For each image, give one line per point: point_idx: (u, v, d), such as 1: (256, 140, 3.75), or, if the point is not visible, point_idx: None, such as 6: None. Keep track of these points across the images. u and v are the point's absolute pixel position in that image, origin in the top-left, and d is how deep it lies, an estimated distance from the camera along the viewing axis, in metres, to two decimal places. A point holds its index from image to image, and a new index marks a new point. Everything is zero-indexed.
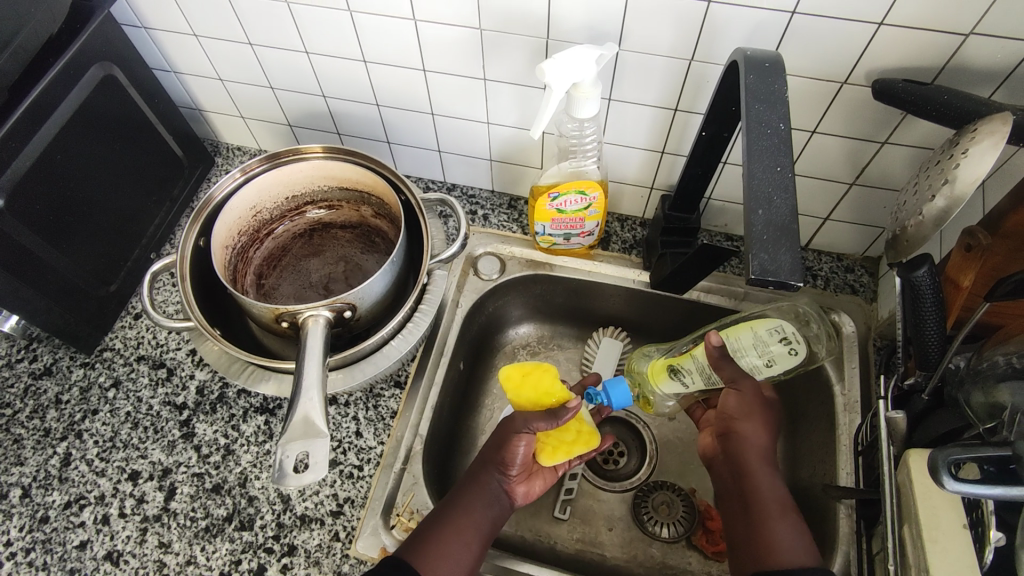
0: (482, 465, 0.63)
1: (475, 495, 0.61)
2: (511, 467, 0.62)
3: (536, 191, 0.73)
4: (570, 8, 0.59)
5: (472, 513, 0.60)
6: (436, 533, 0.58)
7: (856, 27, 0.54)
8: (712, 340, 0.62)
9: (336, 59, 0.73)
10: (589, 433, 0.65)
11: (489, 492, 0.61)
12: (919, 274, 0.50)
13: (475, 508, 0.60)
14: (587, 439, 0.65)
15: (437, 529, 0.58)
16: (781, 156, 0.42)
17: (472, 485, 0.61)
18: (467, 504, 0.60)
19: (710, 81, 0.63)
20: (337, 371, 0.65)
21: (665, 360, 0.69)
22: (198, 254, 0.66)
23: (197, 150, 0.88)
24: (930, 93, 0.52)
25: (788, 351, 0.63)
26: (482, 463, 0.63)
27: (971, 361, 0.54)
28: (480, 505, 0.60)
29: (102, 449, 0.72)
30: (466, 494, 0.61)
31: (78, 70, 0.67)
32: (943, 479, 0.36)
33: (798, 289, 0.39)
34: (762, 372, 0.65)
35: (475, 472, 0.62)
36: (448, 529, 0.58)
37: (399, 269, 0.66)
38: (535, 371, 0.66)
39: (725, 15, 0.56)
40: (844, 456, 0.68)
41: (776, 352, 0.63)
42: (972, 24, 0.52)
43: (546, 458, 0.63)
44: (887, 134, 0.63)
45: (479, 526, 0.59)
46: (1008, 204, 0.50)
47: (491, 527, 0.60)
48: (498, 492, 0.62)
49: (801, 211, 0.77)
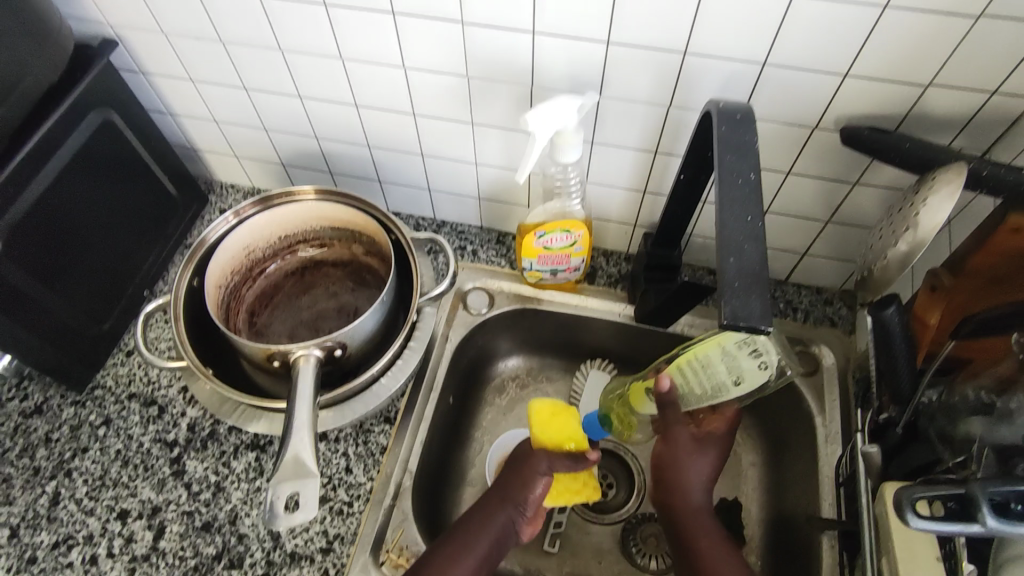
0: (496, 499, 0.64)
1: (484, 527, 0.62)
2: (526, 508, 0.64)
3: (523, 229, 0.75)
4: (553, 59, 0.62)
5: (475, 548, 0.60)
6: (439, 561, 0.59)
7: (823, 78, 0.57)
8: (661, 385, 0.66)
9: (329, 104, 0.76)
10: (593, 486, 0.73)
11: (496, 527, 0.63)
12: (888, 312, 0.53)
13: (478, 541, 0.61)
14: (590, 493, 0.73)
15: (438, 555, 0.59)
16: (751, 206, 0.46)
17: (482, 518, 0.63)
18: (473, 536, 0.61)
19: (688, 126, 0.66)
20: (328, 409, 0.66)
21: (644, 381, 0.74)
22: (192, 294, 0.67)
23: (191, 189, 0.90)
24: (894, 140, 0.54)
25: (758, 365, 0.62)
26: (498, 498, 0.64)
27: (942, 395, 0.56)
28: (484, 539, 0.61)
29: (91, 488, 0.72)
30: (474, 524, 0.62)
31: (77, 116, 0.69)
32: (906, 516, 0.37)
33: (769, 334, 0.41)
34: (732, 390, 0.64)
35: (488, 505, 0.64)
36: (448, 558, 0.59)
37: (389, 307, 0.68)
38: (562, 414, 0.72)
39: (699, 66, 0.59)
40: (826, 488, 0.70)
41: (746, 369, 0.62)
42: (931, 77, 0.55)
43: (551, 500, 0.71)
44: (858, 176, 0.66)
45: (479, 559, 0.60)
46: (970, 246, 0.53)
47: (490, 563, 0.61)
48: (507, 527, 0.63)
49: (779, 247, 0.79)
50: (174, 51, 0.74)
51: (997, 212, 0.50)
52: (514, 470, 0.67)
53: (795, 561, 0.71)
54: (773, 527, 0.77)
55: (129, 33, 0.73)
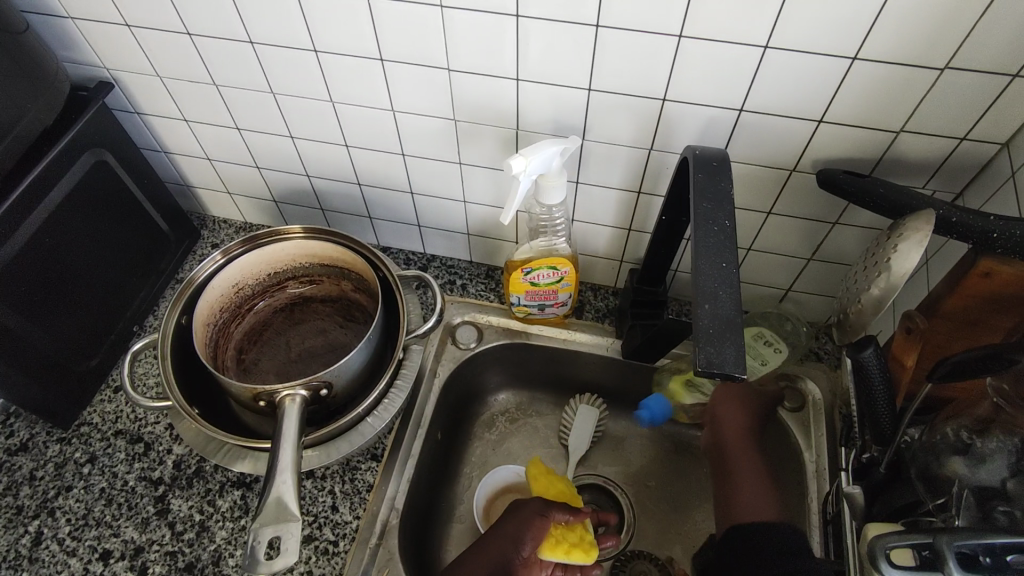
0: (497, 540, 0.66)
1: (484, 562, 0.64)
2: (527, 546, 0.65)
3: (510, 265, 0.76)
4: (537, 104, 0.64)
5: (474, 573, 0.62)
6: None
7: (798, 124, 0.59)
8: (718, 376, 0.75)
9: (319, 144, 0.77)
10: (590, 543, 0.69)
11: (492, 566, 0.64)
12: (865, 354, 0.53)
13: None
14: (586, 549, 0.68)
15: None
16: (726, 252, 0.47)
17: (481, 556, 0.65)
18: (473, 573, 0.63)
19: (670, 168, 0.67)
20: (313, 448, 0.66)
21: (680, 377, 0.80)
22: (180, 332, 0.67)
23: (183, 225, 0.91)
24: (867, 185, 0.55)
25: (773, 348, 0.74)
26: (497, 538, 0.66)
27: (923, 435, 0.56)
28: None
29: (74, 528, 0.71)
30: (475, 557, 0.65)
31: (71, 156, 0.71)
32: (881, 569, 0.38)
33: (743, 380, 0.42)
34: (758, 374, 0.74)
35: (489, 540, 0.66)
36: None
37: (376, 345, 0.68)
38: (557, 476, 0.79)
39: (678, 112, 0.61)
40: (814, 526, 0.70)
41: (765, 353, 0.74)
42: (901, 123, 0.57)
43: (546, 552, 0.66)
44: (837, 216, 0.67)
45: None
46: (944, 288, 0.54)
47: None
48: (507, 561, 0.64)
49: (764, 283, 0.80)
50: (168, 93, 0.75)
51: (968, 256, 0.52)
52: (514, 512, 0.68)
53: None
54: None
55: (125, 76, 0.75)
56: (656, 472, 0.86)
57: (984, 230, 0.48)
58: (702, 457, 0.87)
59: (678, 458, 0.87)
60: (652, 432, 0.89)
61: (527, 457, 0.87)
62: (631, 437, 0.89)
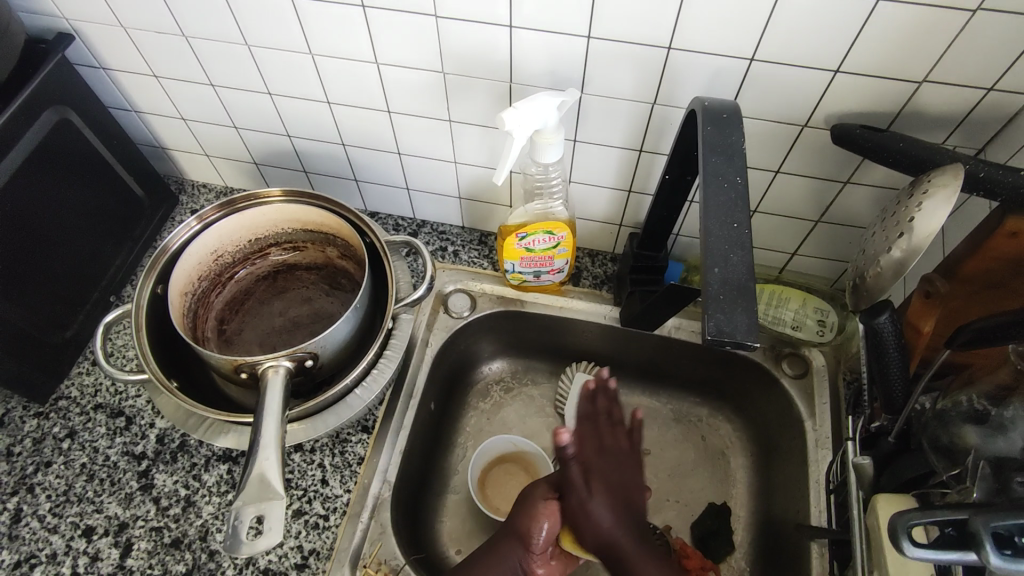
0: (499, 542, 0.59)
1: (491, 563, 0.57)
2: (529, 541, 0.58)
3: (504, 231, 0.73)
4: (532, 55, 0.59)
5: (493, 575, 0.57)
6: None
7: (813, 74, 0.55)
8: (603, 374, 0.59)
9: (299, 100, 0.72)
10: None
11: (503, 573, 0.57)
12: (881, 320, 0.50)
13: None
14: None
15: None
16: (737, 213, 0.44)
17: (492, 552, 0.58)
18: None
19: (673, 123, 0.63)
20: (298, 422, 0.63)
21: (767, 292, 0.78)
22: (156, 301, 0.64)
23: (158, 189, 0.86)
24: (886, 140, 0.52)
25: (817, 329, 0.76)
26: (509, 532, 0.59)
27: (936, 403, 0.54)
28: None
29: (55, 505, 0.69)
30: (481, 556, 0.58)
31: (31, 114, 0.66)
32: (903, 546, 0.35)
33: (756, 349, 0.40)
34: (796, 330, 0.76)
35: (501, 539, 0.59)
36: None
37: (364, 314, 0.65)
38: None
39: (684, 62, 0.57)
40: (817, 495, 0.68)
41: (807, 324, 0.77)
42: (925, 72, 0.53)
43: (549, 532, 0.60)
44: (849, 174, 0.63)
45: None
46: (964, 249, 0.52)
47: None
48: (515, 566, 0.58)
49: (770, 246, 0.77)
50: (134, 44, 0.70)
51: (994, 215, 0.49)
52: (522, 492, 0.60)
53: (784, 569, 0.69)
54: (762, 532, 0.75)
55: (87, 28, 0.69)
56: (655, 441, 0.84)
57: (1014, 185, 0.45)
58: (700, 425, 0.85)
59: (678, 427, 0.85)
60: (651, 401, 0.87)
61: (523, 427, 0.85)
62: (629, 405, 0.87)
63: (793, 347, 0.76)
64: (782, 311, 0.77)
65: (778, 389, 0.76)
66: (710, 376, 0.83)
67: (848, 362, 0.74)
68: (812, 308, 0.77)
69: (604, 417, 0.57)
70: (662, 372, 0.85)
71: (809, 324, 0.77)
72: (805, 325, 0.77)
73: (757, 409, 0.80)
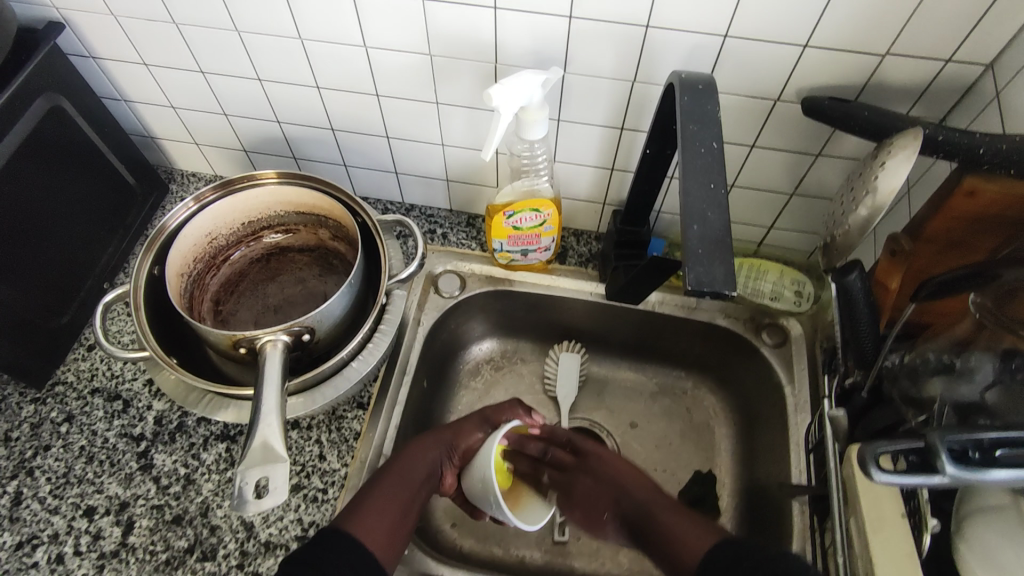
0: (431, 441, 0.62)
1: (413, 462, 0.60)
2: (456, 456, 0.62)
3: (491, 209, 0.74)
4: (516, 34, 0.61)
5: (403, 480, 0.58)
6: (369, 503, 0.55)
7: (784, 50, 0.58)
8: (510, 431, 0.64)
9: (288, 85, 0.74)
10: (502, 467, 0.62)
11: (428, 465, 0.61)
12: (851, 278, 0.54)
13: (404, 485, 0.58)
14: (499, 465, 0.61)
15: (365, 505, 0.54)
16: (714, 175, 0.47)
17: (414, 456, 0.60)
18: (399, 483, 0.58)
19: (653, 101, 0.66)
20: (297, 396, 0.65)
21: (749, 265, 0.81)
22: (153, 282, 0.65)
23: (149, 177, 0.87)
24: (853, 109, 0.55)
25: (795, 300, 0.80)
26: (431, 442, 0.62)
27: (905, 358, 0.57)
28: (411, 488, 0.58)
29: (55, 487, 0.70)
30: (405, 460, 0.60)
31: (23, 102, 0.67)
32: (872, 472, 0.38)
33: (734, 299, 0.43)
34: (775, 302, 0.79)
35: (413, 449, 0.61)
36: (387, 501, 0.55)
37: (358, 291, 0.67)
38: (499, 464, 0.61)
39: (662, 40, 0.59)
40: (796, 455, 0.71)
41: (785, 294, 0.80)
42: (887, 46, 0.56)
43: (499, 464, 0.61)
44: (820, 146, 0.66)
45: (398, 508, 0.56)
46: (927, 213, 0.55)
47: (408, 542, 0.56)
48: (434, 469, 0.61)
49: (747, 221, 0.80)
50: (124, 32, 0.71)
51: (952, 176, 0.53)
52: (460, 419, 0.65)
53: (769, 527, 0.72)
54: (746, 496, 0.78)
55: (76, 16, 0.70)
56: (641, 414, 0.86)
57: (970, 146, 0.48)
58: (684, 398, 0.87)
59: (663, 400, 0.88)
60: (636, 375, 0.89)
61: None
62: (616, 380, 0.89)
63: (772, 319, 0.79)
64: (760, 283, 0.80)
65: (758, 357, 0.79)
66: (693, 349, 0.85)
67: (824, 331, 0.78)
68: (789, 280, 0.81)
69: (546, 464, 0.64)
70: (647, 347, 0.88)
71: (786, 293, 0.80)
72: (783, 296, 0.80)
73: (739, 379, 0.83)
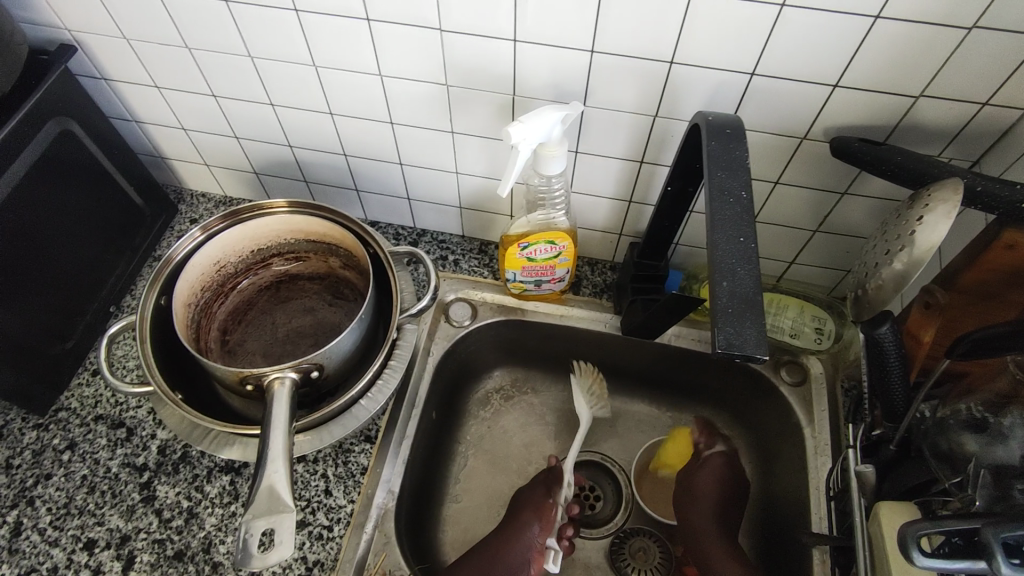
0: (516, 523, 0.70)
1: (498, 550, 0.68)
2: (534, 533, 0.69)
3: (505, 240, 0.73)
4: (536, 68, 0.60)
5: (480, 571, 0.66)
6: None
7: (813, 89, 0.56)
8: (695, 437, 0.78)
9: (301, 111, 0.73)
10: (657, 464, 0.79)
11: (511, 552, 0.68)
12: (882, 331, 0.51)
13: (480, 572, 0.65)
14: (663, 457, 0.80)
15: None
16: (743, 226, 0.46)
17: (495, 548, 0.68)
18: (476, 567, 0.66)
19: (674, 136, 0.64)
20: (304, 433, 0.64)
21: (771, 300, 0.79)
22: (160, 313, 0.64)
23: (158, 198, 0.86)
24: (885, 154, 0.53)
25: (816, 338, 0.77)
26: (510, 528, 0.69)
27: (936, 412, 0.55)
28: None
29: (55, 518, 0.68)
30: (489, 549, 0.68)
31: (33, 127, 0.66)
32: (914, 557, 0.36)
33: (765, 361, 0.41)
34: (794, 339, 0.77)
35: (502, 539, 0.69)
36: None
37: (369, 324, 0.65)
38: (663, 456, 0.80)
39: (687, 76, 0.57)
40: (817, 502, 0.69)
41: (805, 332, 0.78)
42: (921, 88, 0.54)
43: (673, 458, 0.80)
44: (846, 185, 0.64)
45: None
46: (962, 262, 0.54)
47: (527, 567, 0.67)
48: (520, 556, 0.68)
49: (768, 256, 0.78)
50: (136, 55, 0.70)
51: (992, 227, 0.51)
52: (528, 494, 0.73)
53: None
54: (763, 540, 0.76)
55: (89, 39, 0.69)
56: None
57: (1011, 199, 0.47)
58: None
59: None
60: (649, 408, 0.87)
61: (524, 436, 0.85)
62: (628, 413, 0.87)
63: (789, 357, 0.77)
64: (780, 320, 0.78)
65: (776, 396, 0.77)
66: (709, 384, 0.83)
67: (846, 370, 0.76)
68: (810, 316, 0.78)
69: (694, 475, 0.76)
70: (662, 381, 0.86)
71: (807, 331, 0.78)
72: (804, 333, 0.78)
73: (757, 417, 0.81)
